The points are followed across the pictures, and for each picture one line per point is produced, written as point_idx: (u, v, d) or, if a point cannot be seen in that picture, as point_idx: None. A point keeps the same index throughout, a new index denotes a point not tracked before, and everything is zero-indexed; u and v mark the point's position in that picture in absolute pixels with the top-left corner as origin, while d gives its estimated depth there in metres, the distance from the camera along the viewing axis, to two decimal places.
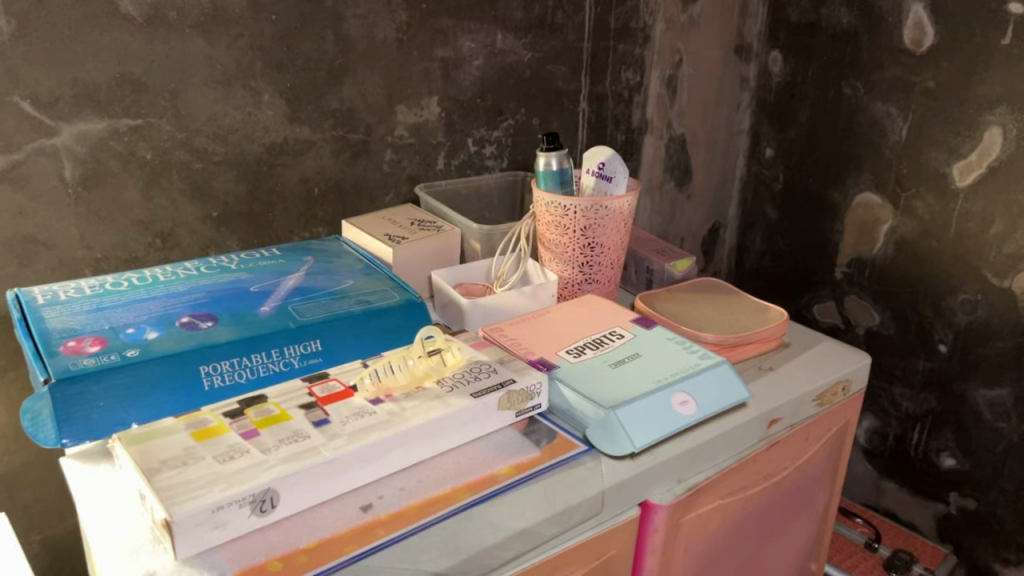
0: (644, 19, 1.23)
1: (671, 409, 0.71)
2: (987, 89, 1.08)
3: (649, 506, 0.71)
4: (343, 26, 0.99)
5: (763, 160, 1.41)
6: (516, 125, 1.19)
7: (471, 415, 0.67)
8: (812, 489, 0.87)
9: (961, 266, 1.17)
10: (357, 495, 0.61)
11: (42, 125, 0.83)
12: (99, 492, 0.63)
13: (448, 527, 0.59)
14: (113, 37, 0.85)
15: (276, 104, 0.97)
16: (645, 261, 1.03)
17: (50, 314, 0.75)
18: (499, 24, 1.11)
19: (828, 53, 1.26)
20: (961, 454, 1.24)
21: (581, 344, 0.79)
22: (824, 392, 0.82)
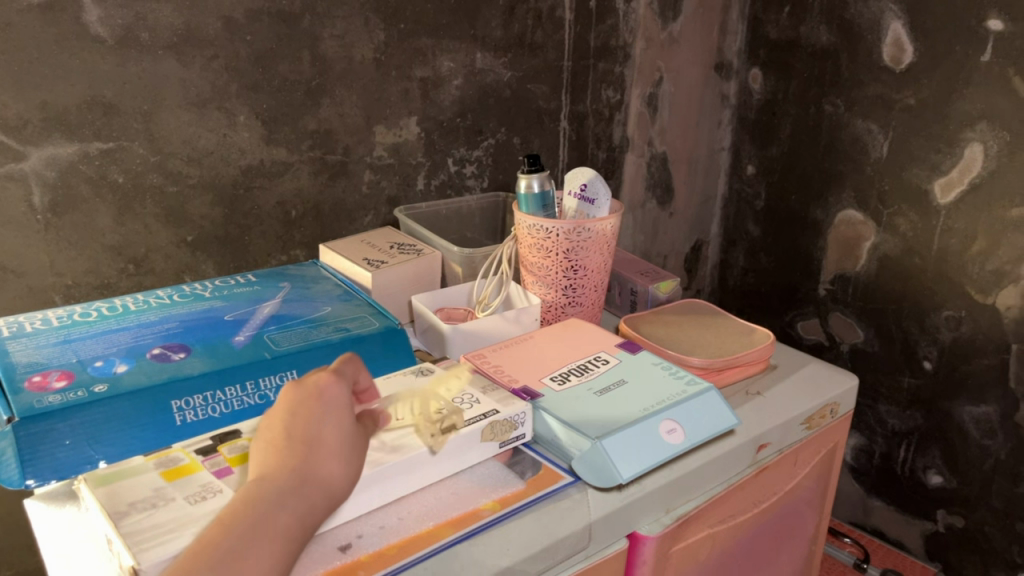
0: (624, 37, 1.23)
1: (658, 437, 0.70)
2: (967, 106, 1.08)
3: (637, 537, 0.69)
4: (320, 46, 0.97)
5: (745, 178, 1.41)
6: (497, 144, 1.17)
7: (453, 448, 0.65)
8: (802, 513, 0.86)
9: (944, 283, 1.17)
10: (336, 534, 0.59)
11: (10, 150, 0.81)
12: (65, 539, 0.60)
13: (432, 566, 0.57)
14: (84, 59, 0.82)
15: (252, 126, 0.95)
16: (628, 283, 1.01)
17: (16, 348, 0.72)
18: (479, 43, 1.10)
19: (808, 70, 1.26)
20: (948, 471, 1.24)
21: (566, 371, 0.78)
22: (812, 416, 0.81)
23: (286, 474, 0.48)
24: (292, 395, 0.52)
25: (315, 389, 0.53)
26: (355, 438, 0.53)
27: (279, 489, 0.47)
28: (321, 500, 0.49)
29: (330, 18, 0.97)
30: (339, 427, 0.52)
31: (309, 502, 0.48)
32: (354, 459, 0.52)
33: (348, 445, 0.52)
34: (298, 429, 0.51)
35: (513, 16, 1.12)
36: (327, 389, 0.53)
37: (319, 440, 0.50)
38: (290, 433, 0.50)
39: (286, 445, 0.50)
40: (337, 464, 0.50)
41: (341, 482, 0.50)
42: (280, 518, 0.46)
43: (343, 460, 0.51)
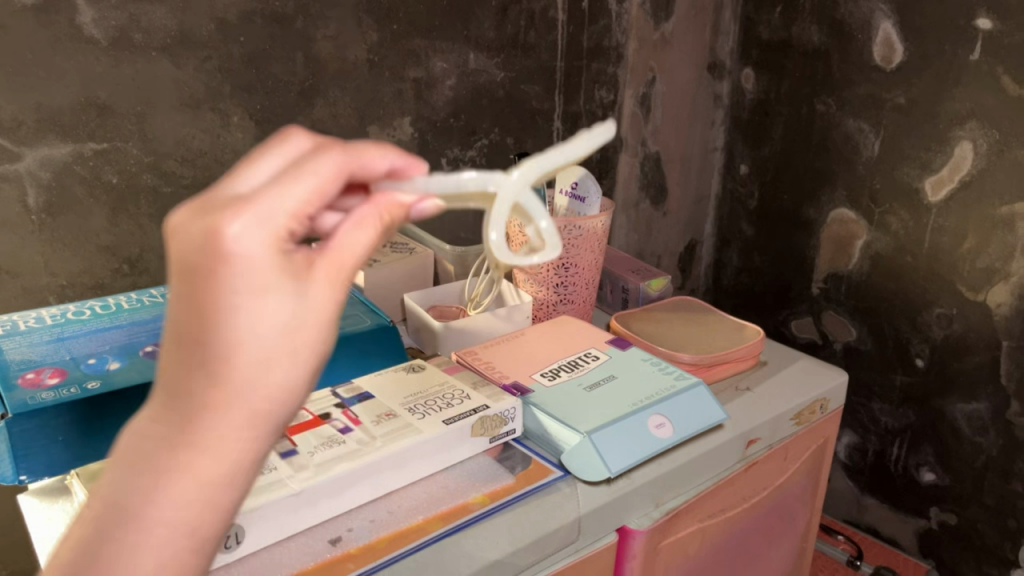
0: (617, 37, 1.23)
1: (647, 431, 0.70)
2: (957, 105, 1.08)
3: (627, 531, 0.69)
4: (313, 48, 0.98)
5: (738, 177, 1.42)
6: (490, 145, 1.18)
7: (443, 443, 0.65)
8: (793, 508, 0.87)
9: (936, 280, 1.17)
10: (327, 529, 0.60)
11: (4, 151, 0.81)
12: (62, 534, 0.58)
13: (422, 559, 0.58)
14: (78, 61, 0.83)
15: (246, 127, 0.96)
16: (620, 281, 1.02)
17: (9, 346, 0.73)
18: (472, 44, 1.11)
19: (800, 70, 1.26)
20: (940, 469, 1.24)
21: (556, 367, 0.78)
22: (802, 411, 0.82)
23: (190, 389, 0.36)
24: (181, 255, 0.35)
25: (208, 246, 0.35)
26: (297, 310, 0.37)
27: (191, 409, 0.36)
28: (260, 410, 0.37)
29: (323, 20, 0.97)
30: (263, 319, 0.36)
31: (230, 442, 0.37)
32: (303, 345, 0.38)
33: (284, 341, 0.37)
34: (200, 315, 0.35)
35: (506, 17, 1.12)
36: (234, 253, 0.35)
37: (232, 337, 0.36)
38: (190, 324, 0.35)
39: (187, 341, 0.36)
40: (270, 367, 0.37)
41: (280, 382, 0.37)
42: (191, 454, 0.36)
43: (277, 359, 0.37)
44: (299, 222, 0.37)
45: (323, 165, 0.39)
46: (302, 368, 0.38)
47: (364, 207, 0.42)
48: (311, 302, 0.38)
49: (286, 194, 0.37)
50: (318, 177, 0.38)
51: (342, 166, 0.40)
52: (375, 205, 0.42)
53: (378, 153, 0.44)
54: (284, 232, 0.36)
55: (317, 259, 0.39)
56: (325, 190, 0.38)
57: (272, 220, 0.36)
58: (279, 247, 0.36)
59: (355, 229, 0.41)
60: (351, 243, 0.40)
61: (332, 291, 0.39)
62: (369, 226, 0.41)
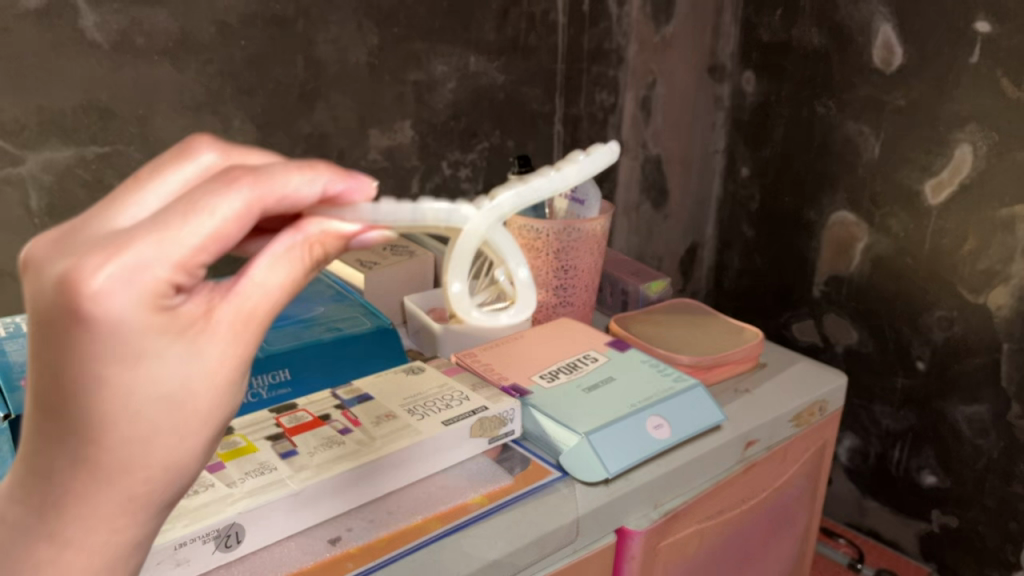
0: (617, 40, 1.24)
1: (645, 432, 0.70)
2: (956, 107, 1.08)
3: (625, 532, 0.69)
4: (314, 51, 0.98)
5: (739, 179, 1.42)
6: (491, 147, 1.18)
7: (442, 444, 0.65)
8: (793, 510, 0.87)
9: (936, 282, 1.17)
10: (327, 528, 0.60)
11: (7, 154, 0.82)
12: None
13: (420, 558, 0.58)
14: (80, 64, 0.83)
15: (247, 130, 0.96)
16: (620, 283, 1.02)
17: (12, 347, 0.73)
18: (472, 47, 1.11)
19: (800, 72, 1.27)
20: (941, 471, 1.24)
21: (555, 368, 0.78)
22: (801, 413, 0.82)
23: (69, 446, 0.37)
24: (40, 309, 0.34)
25: (72, 312, 0.34)
26: (180, 365, 0.38)
27: (73, 463, 0.37)
28: (148, 459, 0.38)
29: (324, 23, 0.98)
30: (139, 384, 0.37)
31: (105, 507, 0.38)
32: (190, 396, 0.39)
33: (163, 404, 0.38)
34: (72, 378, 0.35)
35: (506, 20, 1.13)
36: (102, 319, 0.34)
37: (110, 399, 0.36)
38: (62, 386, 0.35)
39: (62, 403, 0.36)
40: (157, 420, 0.38)
41: (167, 432, 0.39)
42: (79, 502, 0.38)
43: (162, 413, 0.38)
44: (184, 272, 0.36)
45: (211, 203, 0.37)
46: (185, 431, 0.39)
47: (290, 237, 0.42)
48: (198, 356, 0.38)
49: (164, 243, 0.35)
50: (215, 219, 0.36)
51: (257, 204, 0.38)
52: (299, 239, 0.42)
53: (301, 178, 0.41)
54: (164, 289, 0.35)
55: (208, 313, 0.39)
56: (228, 235, 0.37)
57: (149, 276, 0.35)
58: (155, 307, 0.36)
59: (267, 266, 0.41)
60: (252, 288, 0.40)
61: (225, 344, 0.40)
62: (287, 267, 0.42)
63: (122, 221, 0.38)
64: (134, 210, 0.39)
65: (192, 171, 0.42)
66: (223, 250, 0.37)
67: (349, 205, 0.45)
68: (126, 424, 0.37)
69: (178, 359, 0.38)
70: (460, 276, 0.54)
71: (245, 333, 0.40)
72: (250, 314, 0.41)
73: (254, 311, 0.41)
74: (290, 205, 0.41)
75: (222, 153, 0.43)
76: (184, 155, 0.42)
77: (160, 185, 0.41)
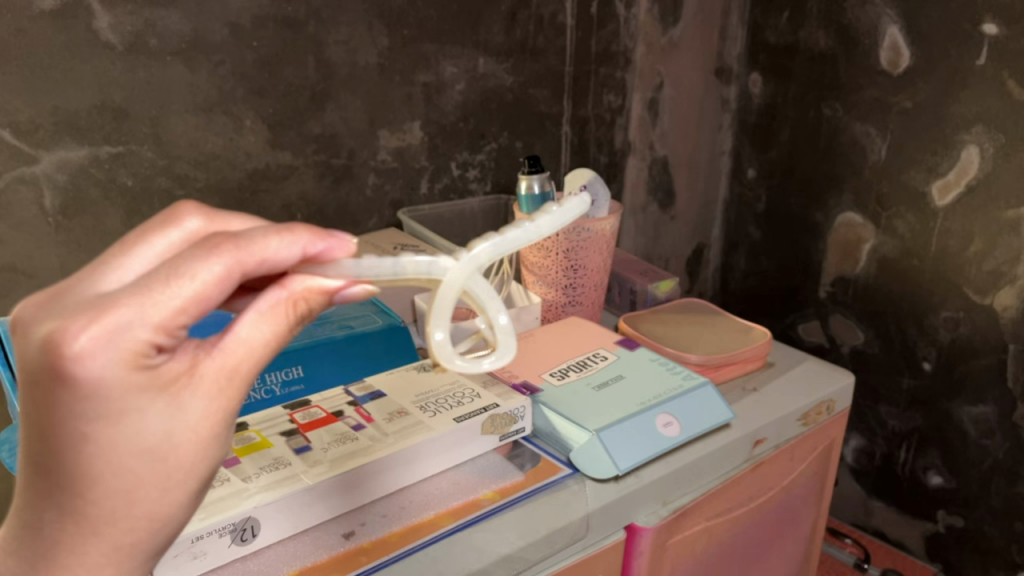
0: (625, 42, 1.24)
1: (654, 429, 0.71)
2: (962, 109, 1.09)
3: (634, 528, 0.70)
4: (325, 52, 0.99)
5: (745, 181, 1.43)
6: (500, 148, 1.19)
7: (454, 439, 0.66)
8: (799, 509, 0.87)
9: (942, 283, 1.18)
10: (340, 523, 0.61)
11: (22, 154, 0.83)
12: None
13: (432, 553, 0.59)
14: (93, 65, 0.84)
15: (258, 130, 0.97)
16: (628, 283, 1.03)
17: None
18: (481, 49, 1.12)
19: (807, 75, 1.27)
20: (947, 472, 1.24)
21: (565, 366, 0.79)
22: (808, 412, 0.82)
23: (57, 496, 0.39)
24: (26, 368, 0.37)
25: (56, 375, 0.36)
26: (163, 423, 0.40)
27: (60, 513, 0.40)
28: (133, 510, 0.41)
29: (335, 25, 0.99)
30: (121, 439, 0.39)
31: (93, 552, 0.41)
32: (172, 453, 0.41)
33: (144, 459, 0.40)
34: (59, 435, 0.38)
35: (515, 22, 1.14)
36: (84, 379, 0.36)
37: (95, 453, 0.39)
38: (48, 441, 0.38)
39: (49, 457, 0.38)
40: (142, 475, 0.40)
41: (152, 487, 0.41)
42: (69, 547, 0.40)
43: (147, 469, 0.40)
44: (164, 332, 0.38)
45: (195, 267, 0.39)
46: (169, 484, 0.42)
47: (275, 294, 0.44)
48: (179, 413, 0.41)
49: (148, 307, 0.37)
50: (196, 282, 0.39)
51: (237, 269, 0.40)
52: (280, 299, 0.44)
53: (280, 242, 0.43)
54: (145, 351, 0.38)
55: (189, 372, 0.41)
56: (208, 296, 0.39)
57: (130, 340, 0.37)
58: (136, 365, 0.38)
59: (253, 323, 0.44)
60: (235, 346, 0.43)
61: (208, 399, 0.42)
62: (272, 326, 0.44)
63: (108, 283, 0.41)
64: (120, 273, 0.42)
65: (177, 238, 0.45)
66: (203, 310, 0.40)
67: (330, 262, 0.47)
68: (111, 477, 0.39)
69: (161, 416, 0.40)
70: (442, 324, 0.53)
71: (229, 389, 0.43)
72: (233, 371, 0.43)
73: (236, 368, 0.43)
74: (272, 268, 0.43)
75: (206, 219, 0.47)
76: (171, 222, 0.46)
77: (147, 250, 0.44)
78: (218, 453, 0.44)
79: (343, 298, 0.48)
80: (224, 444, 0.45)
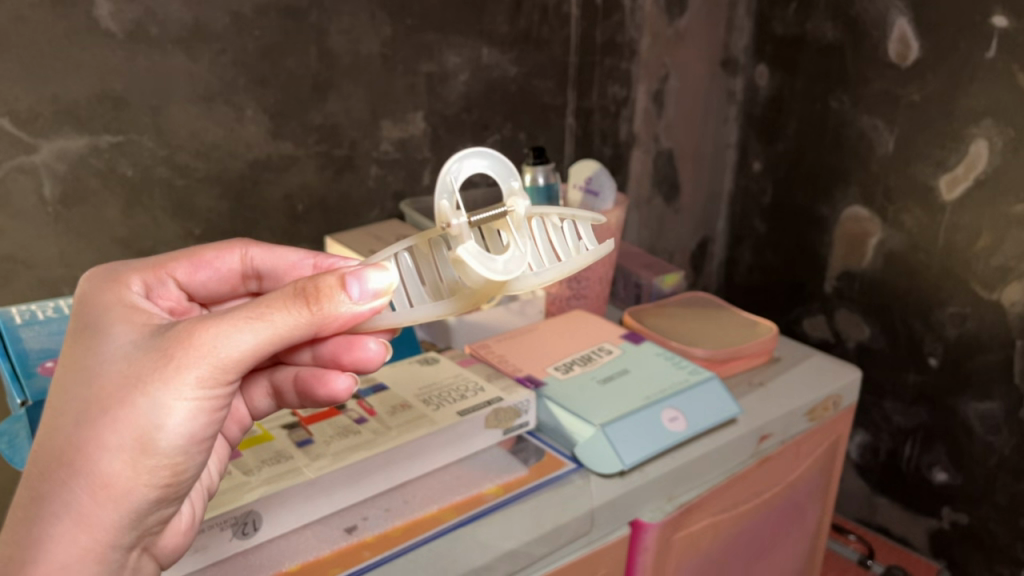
0: (630, 33, 1.21)
1: (659, 424, 0.70)
2: (972, 102, 1.08)
3: (639, 524, 0.69)
4: (327, 41, 0.98)
5: (751, 174, 1.41)
6: (503, 140, 1.18)
7: (459, 433, 0.66)
8: (804, 505, 0.86)
9: (951, 279, 1.16)
10: (342, 518, 0.61)
11: (20, 143, 0.82)
12: None
13: (436, 548, 0.58)
14: (94, 53, 0.83)
15: (259, 120, 0.96)
16: (634, 276, 1.02)
17: (28, 335, 0.73)
18: (485, 39, 1.11)
19: (814, 67, 1.26)
20: (953, 468, 1.23)
21: (570, 360, 0.78)
22: (815, 407, 0.81)
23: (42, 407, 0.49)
24: None
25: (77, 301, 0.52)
26: (111, 347, 0.48)
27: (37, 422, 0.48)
28: (67, 427, 0.46)
29: (337, 14, 0.97)
30: (83, 354, 0.48)
31: (36, 466, 0.46)
32: (105, 376, 0.46)
33: (85, 379, 0.46)
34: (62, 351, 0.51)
35: (519, 12, 1.13)
36: (86, 301, 0.52)
37: (63, 360, 0.49)
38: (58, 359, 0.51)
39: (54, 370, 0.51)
40: (79, 391, 0.46)
41: (83, 405, 0.46)
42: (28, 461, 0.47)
43: (84, 383, 0.46)
44: (155, 278, 0.56)
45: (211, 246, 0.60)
46: (90, 416, 0.45)
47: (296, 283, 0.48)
48: (126, 342, 0.48)
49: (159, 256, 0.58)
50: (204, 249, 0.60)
51: (241, 254, 0.60)
52: (289, 284, 0.47)
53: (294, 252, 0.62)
54: (137, 289, 0.54)
55: (158, 325, 0.49)
56: (213, 263, 0.60)
57: (127, 279, 0.54)
58: (123, 301, 0.52)
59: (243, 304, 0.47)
60: (204, 317, 0.47)
61: (153, 339, 0.47)
62: (262, 310, 0.46)
63: None
64: None
65: None
66: (203, 270, 0.59)
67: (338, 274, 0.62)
68: (63, 385, 0.47)
69: (113, 341, 0.48)
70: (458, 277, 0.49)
71: (170, 346, 0.46)
72: (182, 333, 0.46)
73: (187, 329, 0.46)
74: (284, 269, 0.61)
75: None
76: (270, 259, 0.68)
77: None
78: (144, 416, 0.45)
79: (361, 287, 0.46)
80: (152, 409, 0.45)
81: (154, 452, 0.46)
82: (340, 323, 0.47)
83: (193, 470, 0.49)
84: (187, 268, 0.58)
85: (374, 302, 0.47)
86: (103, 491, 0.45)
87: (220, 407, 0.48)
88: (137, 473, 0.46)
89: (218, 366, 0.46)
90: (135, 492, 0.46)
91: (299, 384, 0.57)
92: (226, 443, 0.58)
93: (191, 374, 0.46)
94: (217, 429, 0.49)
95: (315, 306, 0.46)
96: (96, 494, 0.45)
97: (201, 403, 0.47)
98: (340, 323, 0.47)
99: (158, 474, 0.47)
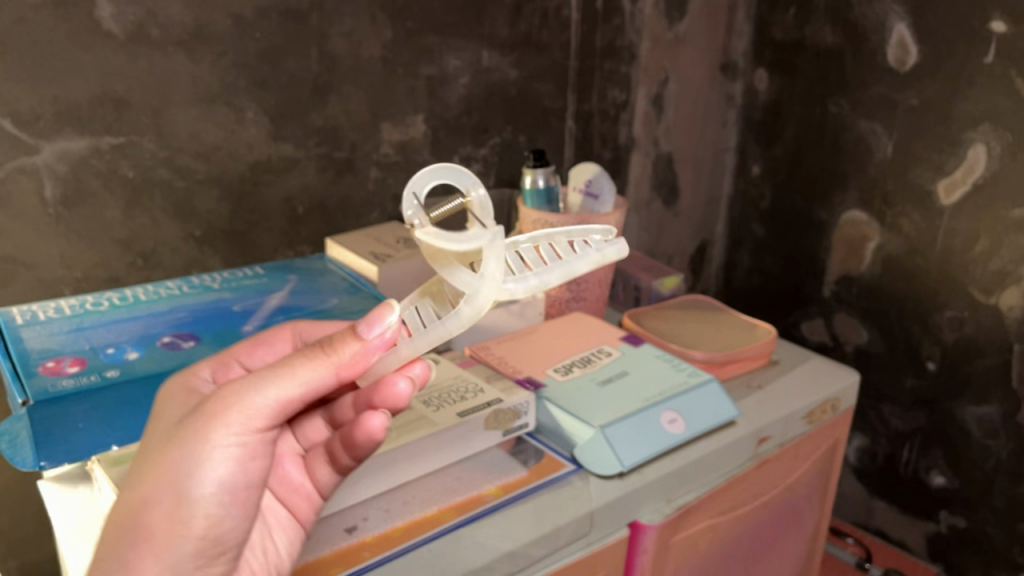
0: (630, 37, 1.21)
1: (658, 426, 0.71)
2: (970, 107, 1.08)
3: (638, 526, 0.70)
4: (328, 44, 0.98)
5: (750, 178, 1.42)
6: (503, 143, 1.18)
7: (459, 435, 0.66)
8: (802, 508, 0.86)
9: (948, 284, 1.17)
10: (343, 518, 0.61)
11: (22, 144, 0.82)
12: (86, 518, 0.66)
13: (436, 548, 0.58)
14: (95, 55, 0.83)
15: (260, 122, 0.96)
16: (633, 279, 1.02)
17: (29, 335, 0.74)
18: (485, 42, 1.11)
19: (813, 72, 1.27)
20: (950, 472, 1.24)
21: (569, 362, 0.78)
22: (813, 410, 0.82)
23: None
24: None
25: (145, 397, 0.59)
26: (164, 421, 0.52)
27: None
28: (123, 494, 0.49)
29: (338, 16, 0.98)
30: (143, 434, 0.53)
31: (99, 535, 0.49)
32: (155, 443, 0.50)
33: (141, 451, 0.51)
34: None
35: (519, 16, 1.14)
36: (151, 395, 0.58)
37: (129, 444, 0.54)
38: None
39: None
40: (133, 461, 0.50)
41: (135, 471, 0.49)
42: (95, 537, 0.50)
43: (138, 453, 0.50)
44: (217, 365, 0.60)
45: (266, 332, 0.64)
46: (139, 477, 0.48)
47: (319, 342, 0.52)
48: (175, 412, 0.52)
49: None
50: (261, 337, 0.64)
51: (291, 333, 0.64)
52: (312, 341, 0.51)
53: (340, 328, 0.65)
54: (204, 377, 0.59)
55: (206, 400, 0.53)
56: (268, 345, 0.63)
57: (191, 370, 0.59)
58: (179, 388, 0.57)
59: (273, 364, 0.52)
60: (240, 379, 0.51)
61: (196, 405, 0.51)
62: (287, 363, 0.50)
63: None
64: None
65: None
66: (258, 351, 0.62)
67: None
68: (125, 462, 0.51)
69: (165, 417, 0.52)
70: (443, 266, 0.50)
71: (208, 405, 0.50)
72: (218, 392, 0.50)
73: (223, 389, 0.50)
74: None
75: None
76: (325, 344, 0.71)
77: None
78: (183, 468, 0.48)
79: (371, 324, 0.50)
80: (189, 461, 0.48)
81: (190, 502, 0.48)
82: (359, 364, 0.50)
83: (234, 526, 0.50)
84: (246, 350, 0.62)
85: (384, 336, 0.50)
86: (147, 543, 0.47)
87: (254, 457, 0.50)
88: (178, 524, 0.48)
89: (250, 414, 0.48)
90: (177, 545, 0.48)
91: (343, 440, 0.55)
92: (296, 523, 0.57)
93: (224, 424, 0.48)
94: (255, 483, 0.51)
95: (332, 352, 0.50)
96: (143, 548, 0.47)
97: (236, 454, 0.49)
98: (359, 367, 0.51)
99: (197, 526, 0.48)
